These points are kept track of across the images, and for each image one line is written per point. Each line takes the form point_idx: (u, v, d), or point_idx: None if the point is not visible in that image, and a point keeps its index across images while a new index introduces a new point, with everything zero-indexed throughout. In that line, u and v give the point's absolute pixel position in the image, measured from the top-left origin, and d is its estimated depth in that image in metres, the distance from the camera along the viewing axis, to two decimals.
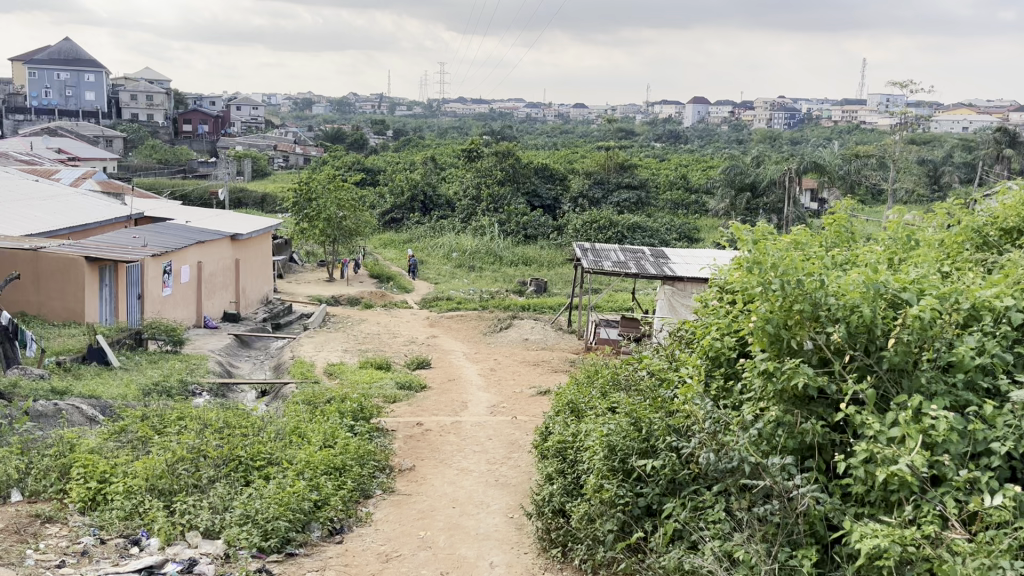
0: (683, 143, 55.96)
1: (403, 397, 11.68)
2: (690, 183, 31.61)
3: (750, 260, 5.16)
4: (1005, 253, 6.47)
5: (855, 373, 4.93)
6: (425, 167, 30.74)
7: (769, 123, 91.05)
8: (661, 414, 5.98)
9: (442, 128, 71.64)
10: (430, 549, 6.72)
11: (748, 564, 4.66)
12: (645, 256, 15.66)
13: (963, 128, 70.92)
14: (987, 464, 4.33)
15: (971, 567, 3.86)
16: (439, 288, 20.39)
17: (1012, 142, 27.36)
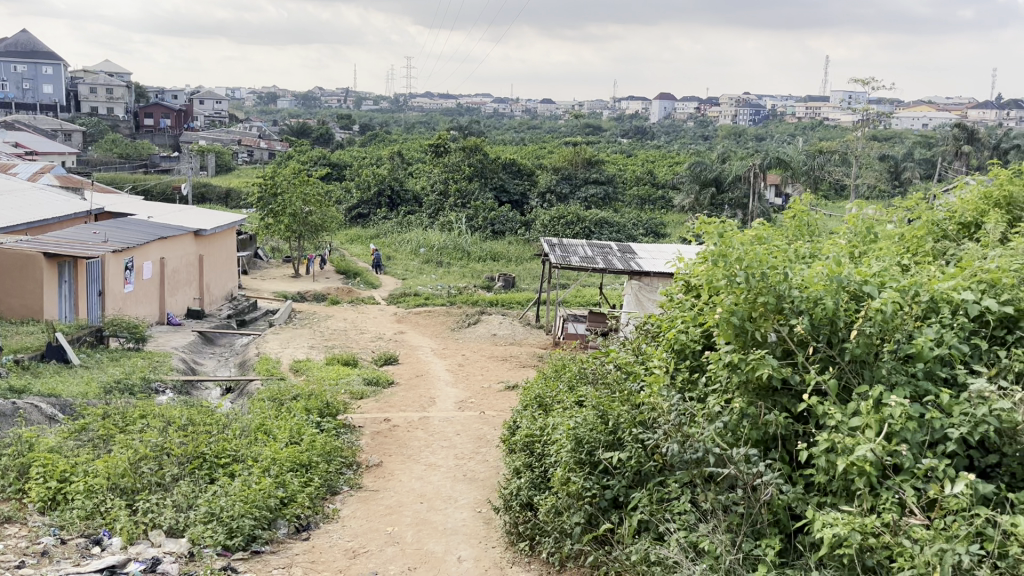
0: (649, 138, 56.29)
1: (370, 394, 11.63)
2: (656, 178, 31.81)
3: (715, 252, 5.21)
4: (963, 245, 6.61)
5: (818, 364, 5.00)
6: (391, 162, 30.57)
7: (734, 119, 91.79)
8: (627, 406, 5.99)
9: (408, 123, 71.30)
10: (397, 544, 6.70)
11: (713, 554, 4.70)
12: (612, 251, 15.73)
13: (923, 125, 72.26)
14: (944, 452, 4.40)
15: (929, 553, 3.93)
16: (406, 284, 20.30)
17: (970, 138, 27.91)
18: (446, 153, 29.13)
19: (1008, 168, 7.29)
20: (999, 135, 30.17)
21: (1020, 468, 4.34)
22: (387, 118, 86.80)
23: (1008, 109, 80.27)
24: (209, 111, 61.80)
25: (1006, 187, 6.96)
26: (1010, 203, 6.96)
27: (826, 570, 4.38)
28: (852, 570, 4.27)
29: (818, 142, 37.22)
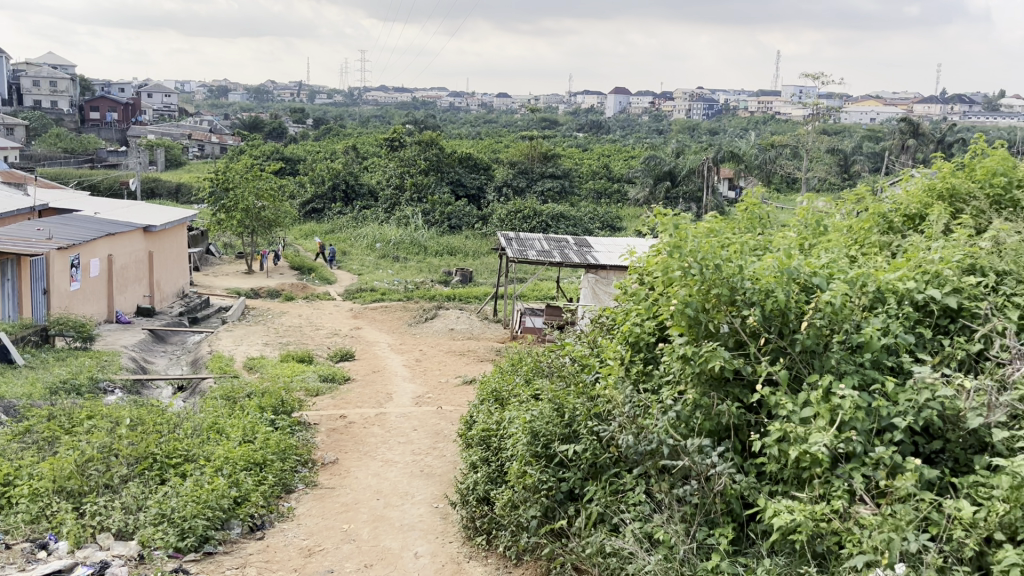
0: (605, 132, 56.58)
1: (326, 390, 11.51)
2: (612, 172, 31.95)
3: (669, 245, 5.23)
4: (908, 237, 6.74)
5: (770, 354, 5.06)
6: (346, 156, 30.26)
7: (688, 113, 92.61)
8: (582, 399, 5.99)
9: (362, 116, 70.65)
10: (354, 541, 6.65)
11: (667, 544, 4.72)
12: (568, 245, 15.77)
13: (871, 119, 73.74)
14: (891, 439, 4.49)
15: (877, 538, 4.00)
16: (362, 279, 20.13)
17: (915, 132, 28.55)
18: (401, 148, 28.92)
19: (952, 161, 7.46)
20: (943, 129, 30.89)
21: (963, 454, 4.44)
22: (341, 111, 85.96)
23: (952, 103, 82.13)
24: (157, 105, 60.53)
25: (948, 179, 7.11)
26: (952, 195, 7.12)
27: (778, 556, 4.43)
28: (803, 556, 4.33)
29: (769, 137, 37.71)
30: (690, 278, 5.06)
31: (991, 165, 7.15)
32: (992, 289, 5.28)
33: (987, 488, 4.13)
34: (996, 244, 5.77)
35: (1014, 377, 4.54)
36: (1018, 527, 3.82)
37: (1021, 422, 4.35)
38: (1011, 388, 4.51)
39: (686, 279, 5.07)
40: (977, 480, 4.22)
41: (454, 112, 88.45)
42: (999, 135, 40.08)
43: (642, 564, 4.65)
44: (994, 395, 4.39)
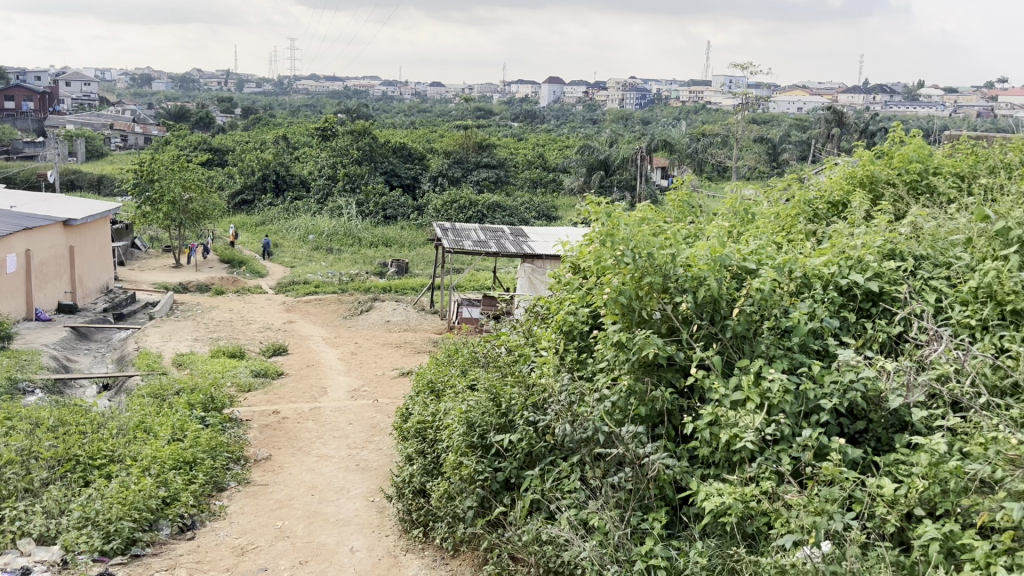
0: (540, 121, 56.74)
1: (258, 386, 11.28)
2: (547, 162, 32.03)
3: (604, 233, 5.22)
4: (831, 223, 6.90)
5: (702, 340, 5.12)
6: (276, 147, 29.64)
7: (621, 102, 93.46)
8: (517, 388, 5.93)
9: (293, 105, 69.34)
10: (288, 538, 6.52)
11: (602, 530, 4.70)
12: (504, 235, 15.75)
13: (798, 108, 75.75)
14: (818, 421, 4.59)
15: (805, 519, 4.07)
16: (294, 272, 19.77)
17: (840, 122, 29.30)
18: (334, 137, 28.48)
19: (872, 149, 7.66)
20: (866, 118, 31.79)
21: (885, 433, 4.57)
22: (271, 100, 84.23)
23: (874, 92, 84.70)
24: (77, 94, 58.35)
25: (869, 167, 7.30)
26: (872, 183, 7.31)
27: (710, 539, 4.49)
28: (733, 537, 4.38)
29: (700, 126, 38.22)
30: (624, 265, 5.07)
31: (908, 153, 7.37)
32: (911, 273, 5.45)
33: (908, 466, 4.26)
34: (914, 230, 5.95)
35: (931, 357, 4.68)
36: (936, 502, 3.96)
37: (938, 402, 4.50)
38: (929, 368, 4.66)
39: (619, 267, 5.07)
40: (898, 459, 4.35)
41: (387, 102, 87.43)
42: (919, 123, 41.44)
43: (578, 551, 4.63)
44: (913, 376, 4.53)
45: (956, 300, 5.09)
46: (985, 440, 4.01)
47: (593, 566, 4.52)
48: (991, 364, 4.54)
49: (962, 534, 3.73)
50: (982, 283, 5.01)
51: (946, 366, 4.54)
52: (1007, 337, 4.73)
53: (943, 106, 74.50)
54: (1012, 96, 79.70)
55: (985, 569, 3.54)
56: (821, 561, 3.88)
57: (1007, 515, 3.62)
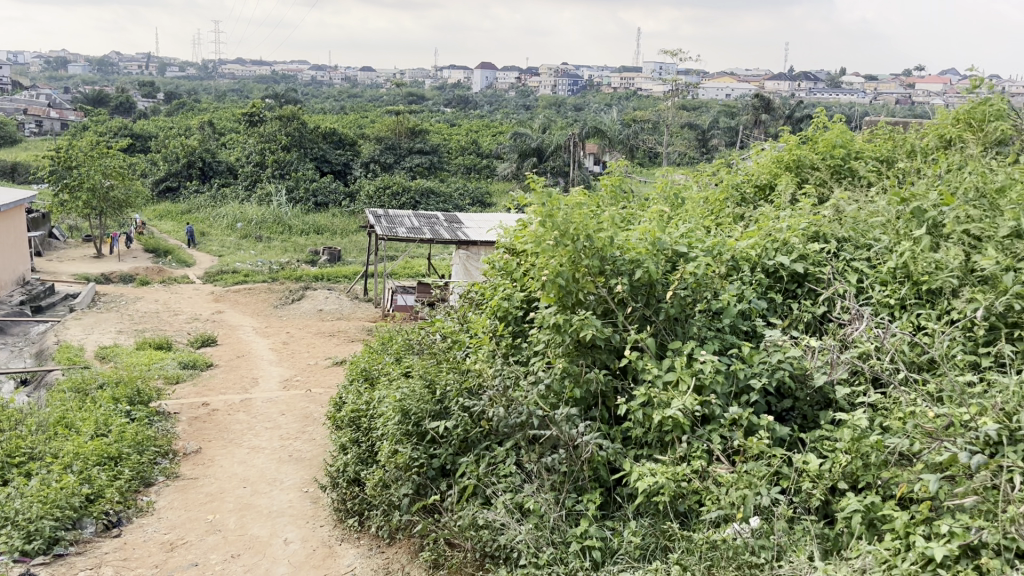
0: (472, 108, 56.57)
1: (186, 377, 11.00)
2: (480, 148, 31.92)
3: (543, 215, 5.18)
4: (758, 207, 7.06)
5: (636, 323, 5.16)
6: (201, 133, 28.81)
7: (554, 89, 93.70)
8: (452, 374, 5.87)
9: (218, 91, 67.47)
10: (219, 532, 6.38)
11: (537, 514, 4.70)
12: (438, 222, 15.63)
13: (727, 96, 77.25)
14: (747, 401, 4.68)
15: (733, 496, 4.14)
16: (223, 261, 19.31)
17: (767, 108, 29.86)
18: (261, 123, 27.81)
19: (796, 134, 7.82)
20: (791, 104, 32.52)
21: (810, 410, 4.69)
22: (195, 84, 81.82)
23: (799, 80, 86.88)
24: None
25: (794, 151, 7.47)
26: (798, 167, 7.48)
27: (643, 518, 4.53)
28: (665, 516, 4.43)
29: (632, 112, 38.55)
30: (561, 246, 5.05)
31: (832, 138, 7.56)
32: (834, 255, 5.60)
33: (832, 441, 4.38)
34: (836, 213, 6.10)
35: (854, 336, 4.83)
36: (858, 475, 4.08)
37: (861, 378, 4.63)
38: (852, 347, 4.80)
39: (557, 249, 5.05)
40: (823, 435, 4.46)
41: (318, 88, 85.96)
42: (841, 109, 42.55)
43: (514, 535, 4.63)
44: (837, 354, 4.68)
45: (876, 281, 5.25)
46: (904, 414, 4.15)
47: (529, 549, 4.54)
48: (909, 341, 4.69)
49: (882, 506, 3.86)
50: (900, 264, 5.19)
51: (868, 344, 4.69)
52: (923, 315, 4.89)
53: (864, 92, 76.75)
54: (929, 84, 82.44)
55: (904, 539, 3.68)
56: (750, 537, 3.95)
57: (924, 486, 3.75)
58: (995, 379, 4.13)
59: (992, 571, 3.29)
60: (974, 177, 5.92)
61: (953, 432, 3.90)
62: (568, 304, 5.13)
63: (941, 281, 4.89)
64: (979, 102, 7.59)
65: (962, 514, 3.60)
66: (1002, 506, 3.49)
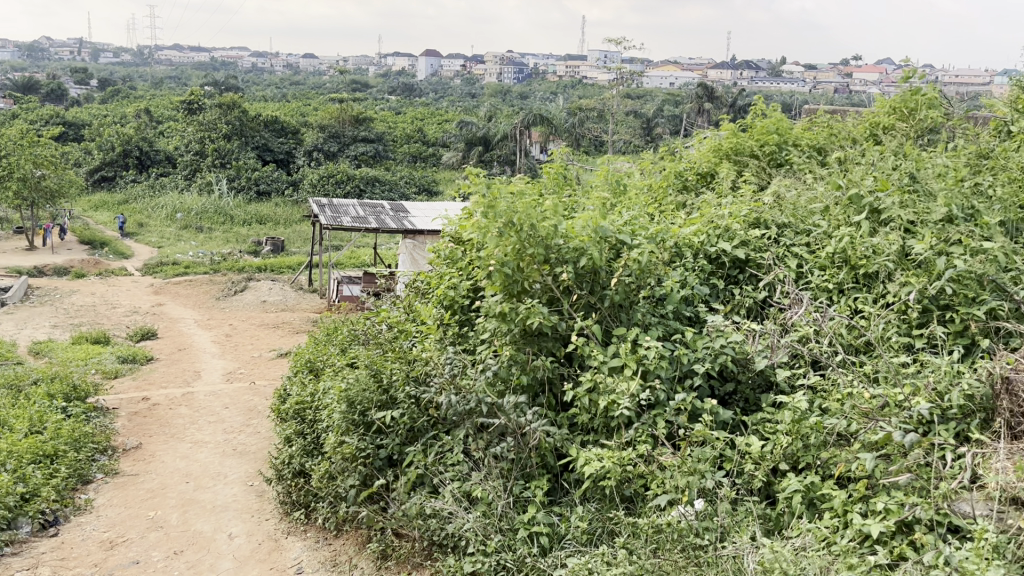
0: (417, 96, 56.09)
1: (126, 372, 10.71)
2: (425, 136, 31.69)
3: (486, 205, 5.17)
4: (700, 194, 7.14)
5: (581, 310, 5.20)
6: (137, 121, 28.06)
7: (499, 76, 93.47)
8: (398, 363, 5.79)
9: (155, 77, 65.81)
10: (162, 528, 6.25)
11: (485, 502, 4.69)
12: (384, 211, 15.47)
13: (670, 84, 78.12)
14: (690, 385, 4.74)
15: (678, 480, 4.18)
16: (162, 252, 18.86)
17: (710, 96, 30.17)
18: (200, 111, 27.17)
19: (736, 121, 7.92)
20: (732, 92, 32.95)
21: (753, 394, 4.77)
22: (130, 71, 79.59)
23: (740, 68, 88.18)
24: None
25: (734, 139, 7.58)
26: (738, 155, 7.59)
27: (590, 503, 4.56)
28: (612, 501, 4.47)
29: (576, 100, 38.64)
30: (505, 236, 5.03)
31: (770, 126, 7.69)
32: (775, 241, 5.69)
33: (773, 423, 4.45)
34: (776, 199, 6.20)
35: (794, 320, 4.92)
36: (799, 456, 4.16)
37: (801, 361, 4.71)
38: (792, 331, 4.90)
39: (500, 240, 5.03)
40: (764, 417, 4.54)
41: (257, 73, 84.39)
42: (780, 98, 43.30)
43: (462, 523, 4.63)
44: (777, 338, 4.76)
45: (816, 266, 5.35)
46: (841, 396, 4.25)
47: (477, 536, 4.54)
48: (847, 324, 4.79)
49: (822, 486, 3.95)
50: (838, 248, 5.28)
51: (807, 328, 4.78)
52: (860, 299, 5.00)
53: (803, 81, 78.15)
54: (866, 73, 84.37)
55: (842, 517, 3.77)
56: (695, 520, 4.00)
57: (861, 465, 3.85)
58: (927, 359, 4.26)
59: (927, 545, 3.41)
60: (909, 163, 6.05)
61: (888, 412, 4.02)
62: (514, 292, 5.12)
63: (877, 266, 5.00)
64: (910, 91, 7.78)
65: (897, 491, 3.71)
66: (934, 483, 3.63)
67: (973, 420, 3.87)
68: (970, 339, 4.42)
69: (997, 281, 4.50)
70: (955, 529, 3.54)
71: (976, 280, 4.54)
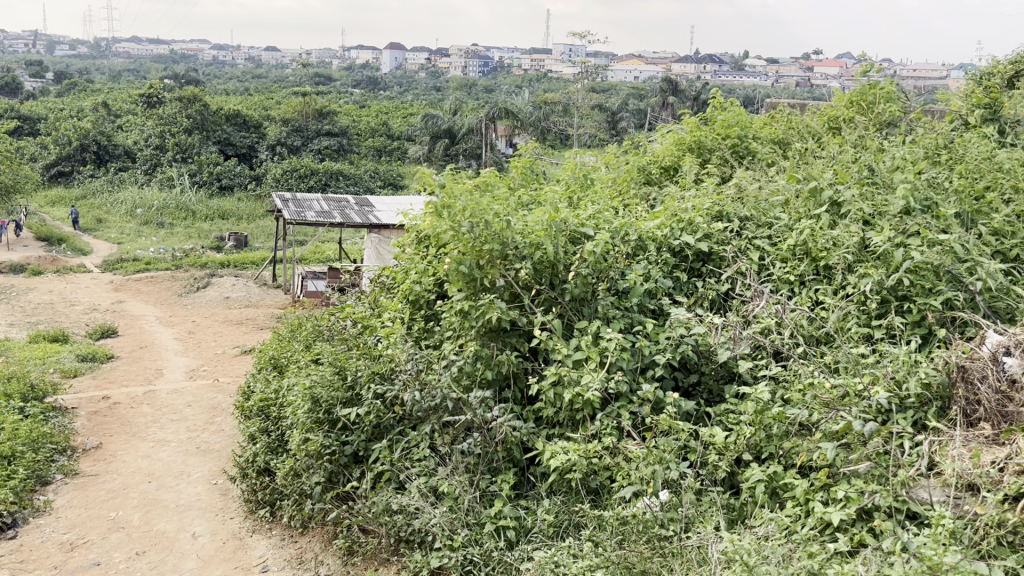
0: (383, 89, 55.72)
1: (86, 371, 10.53)
2: (390, 130, 31.47)
3: (441, 203, 5.16)
4: (664, 187, 7.18)
5: (543, 305, 5.20)
6: (95, 114, 27.55)
7: (465, 70, 93.12)
8: (363, 359, 5.75)
9: (113, 70, 64.64)
10: (123, 529, 6.15)
11: (452, 497, 4.67)
12: (348, 205, 15.34)
13: (635, 78, 78.42)
14: (653, 376, 4.77)
15: (644, 471, 4.20)
16: (122, 249, 18.54)
17: (674, 90, 30.33)
18: (160, 105, 26.72)
19: (698, 115, 7.97)
20: (696, 87, 33.15)
21: (716, 385, 4.82)
22: (86, 64, 77.96)
23: (705, 62, 88.73)
24: None
25: (696, 133, 7.63)
26: (701, 148, 7.64)
27: (557, 495, 4.58)
28: (579, 494, 4.48)
29: (542, 94, 38.61)
30: (463, 233, 5.03)
31: (730, 119, 7.74)
32: (737, 233, 5.74)
33: (736, 414, 4.49)
34: (739, 192, 6.25)
35: (756, 312, 4.96)
36: (761, 446, 4.21)
37: (762, 352, 4.75)
38: (754, 323, 4.94)
39: (459, 237, 5.03)
40: (728, 408, 4.57)
41: (218, 67, 83.12)
42: (744, 92, 43.56)
43: (428, 518, 4.62)
44: (739, 330, 4.80)
45: (777, 258, 5.40)
46: (803, 386, 4.29)
47: (443, 531, 4.54)
48: (808, 316, 4.84)
49: (784, 475, 4.00)
50: (799, 241, 5.34)
51: (769, 319, 4.83)
52: (821, 290, 5.05)
53: (767, 75, 78.75)
54: (828, 67, 85.48)
55: (804, 506, 3.82)
56: (660, 510, 4.02)
57: (822, 454, 3.91)
58: (886, 349, 4.33)
59: (885, 532, 3.47)
60: (869, 156, 6.12)
61: (848, 402, 4.07)
62: (475, 289, 5.13)
63: (837, 258, 5.06)
64: (869, 86, 7.88)
65: (857, 479, 3.77)
66: (893, 470, 3.70)
67: (930, 409, 3.95)
68: (928, 329, 4.51)
69: (954, 271, 4.58)
70: (913, 516, 3.61)
71: (934, 271, 4.60)
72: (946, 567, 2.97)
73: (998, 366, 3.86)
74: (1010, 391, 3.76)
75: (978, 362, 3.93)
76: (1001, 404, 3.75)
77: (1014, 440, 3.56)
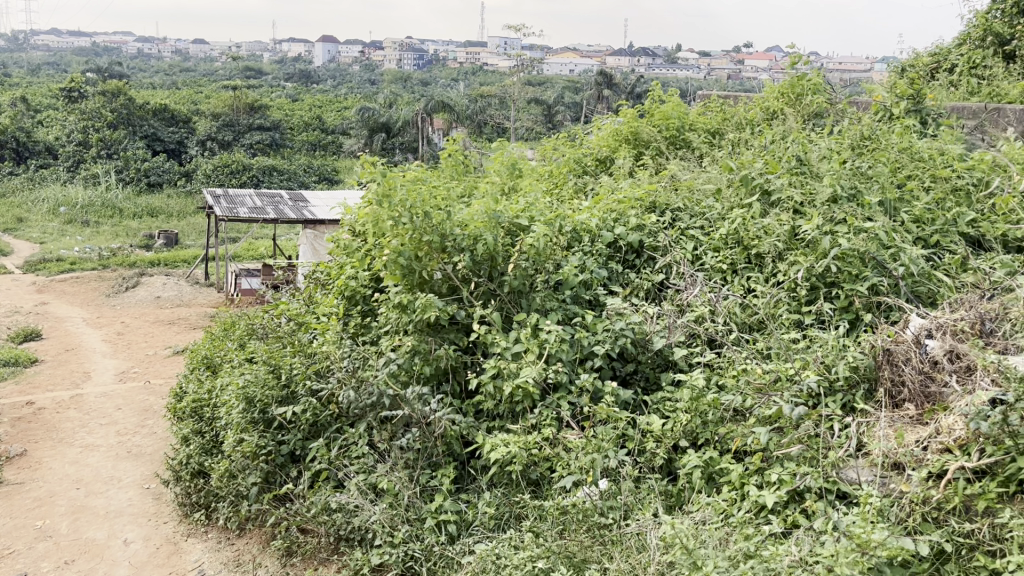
0: (315, 83, 54.92)
1: (8, 377, 10.11)
2: (324, 124, 31.01)
3: (380, 194, 5.09)
4: (599, 179, 7.22)
5: (482, 298, 5.18)
6: (13, 109, 26.49)
7: (398, 62, 92.26)
8: (298, 356, 5.64)
9: (28, 62, 62.28)
10: (50, 538, 5.94)
11: (391, 493, 4.64)
12: (282, 201, 15.04)
13: (572, 70, 78.75)
14: (591, 366, 4.79)
15: (584, 461, 4.22)
16: (45, 249, 17.85)
17: (609, 83, 30.57)
18: (82, 99, 25.81)
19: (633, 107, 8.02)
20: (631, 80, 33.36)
21: (653, 372, 4.86)
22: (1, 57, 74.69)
23: (639, 56, 89.56)
24: None
25: (631, 124, 7.68)
26: (636, 139, 7.70)
27: (497, 488, 4.56)
28: (519, 486, 4.48)
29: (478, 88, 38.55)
30: (401, 226, 4.97)
31: (668, 111, 7.77)
32: (670, 224, 5.80)
33: (673, 401, 4.53)
34: (672, 182, 6.32)
35: (690, 301, 5.00)
36: (697, 433, 4.26)
37: (697, 340, 4.82)
38: (688, 311, 4.99)
39: (397, 229, 4.97)
40: (664, 396, 4.62)
41: (141, 58, 80.57)
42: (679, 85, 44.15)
43: (368, 515, 4.57)
44: (674, 319, 4.86)
45: (710, 247, 5.47)
46: (737, 372, 4.36)
47: (384, 528, 4.49)
48: (740, 303, 4.93)
49: (720, 460, 4.06)
50: (731, 231, 5.42)
51: (703, 308, 4.90)
52: (753, 278, 5.14)
53: (700, 69, 79.88)
54: (758, 59, 87.24)
55: (740, 490, 3.89)
56: (599, 499, 4.05)
57: (756, 439, 3.98)
58: (816, 335, 4.43)
59: (817, 512, 3.55)
60: (796, 146, 6.25)
61: (781, 386, 4.16)
62: (412, 283, 5.08)
63: (768, 246, 5.16)
64: (798, 77, 8.02)
65: (790, 461, 3.85)
66: (823, 452, 3.78)
67: (858, 391, 4.05)
68: (855, 314, 4.62)
69: (879, 257, 4.70)
70: (843, 495, 3.69)
71: (860, 257, 4.72)
72: (874, 544, 3.06)
73: (921, 349, 3.99)
74: (932, 372, 3.88)
75: (902, 345, 4.05)
76: (925, 385, 3.87)
77: (935, 418, 3.66)
